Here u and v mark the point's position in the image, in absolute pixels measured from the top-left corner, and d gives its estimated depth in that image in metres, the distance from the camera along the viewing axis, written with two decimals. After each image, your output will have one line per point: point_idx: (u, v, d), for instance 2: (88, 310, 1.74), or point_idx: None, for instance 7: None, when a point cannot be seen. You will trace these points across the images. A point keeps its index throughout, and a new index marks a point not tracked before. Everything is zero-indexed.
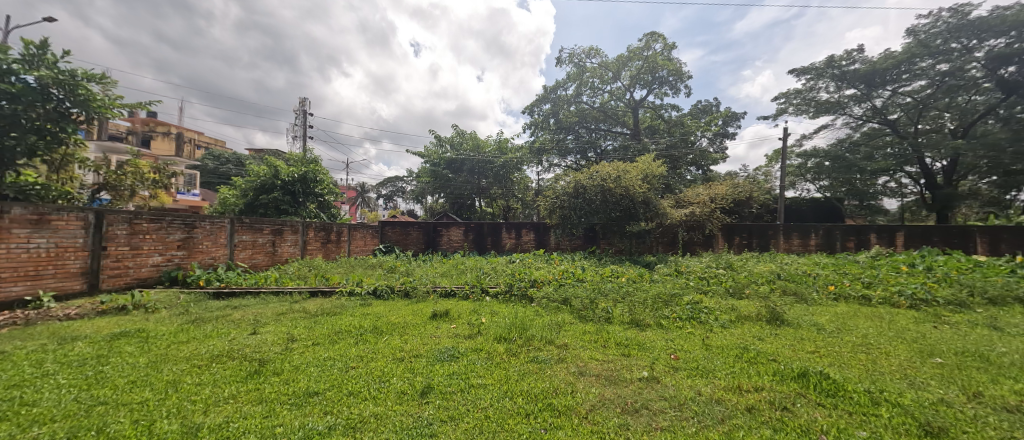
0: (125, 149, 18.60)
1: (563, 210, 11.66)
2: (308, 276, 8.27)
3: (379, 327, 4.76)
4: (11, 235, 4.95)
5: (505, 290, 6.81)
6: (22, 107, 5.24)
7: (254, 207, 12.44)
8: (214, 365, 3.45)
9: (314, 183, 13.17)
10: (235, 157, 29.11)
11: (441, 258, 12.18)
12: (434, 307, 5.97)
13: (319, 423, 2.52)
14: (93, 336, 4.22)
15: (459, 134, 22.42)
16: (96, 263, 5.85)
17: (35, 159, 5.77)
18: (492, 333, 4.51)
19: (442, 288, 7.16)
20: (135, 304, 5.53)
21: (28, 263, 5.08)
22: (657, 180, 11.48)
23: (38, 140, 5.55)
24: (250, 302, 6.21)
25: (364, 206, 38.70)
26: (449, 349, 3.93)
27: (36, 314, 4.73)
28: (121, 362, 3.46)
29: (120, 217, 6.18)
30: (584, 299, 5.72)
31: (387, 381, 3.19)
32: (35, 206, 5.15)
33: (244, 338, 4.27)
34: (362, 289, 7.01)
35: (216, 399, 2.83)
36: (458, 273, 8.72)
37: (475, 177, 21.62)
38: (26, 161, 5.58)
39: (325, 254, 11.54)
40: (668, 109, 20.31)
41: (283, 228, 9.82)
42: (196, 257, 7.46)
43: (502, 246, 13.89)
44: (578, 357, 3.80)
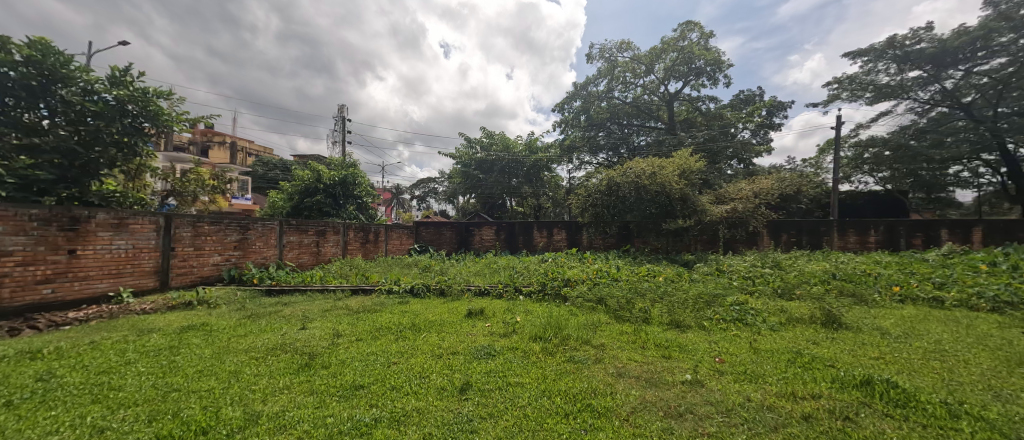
0: (186, 158, 20.29)
1: (595, 208, 11.50)
2: (350, 275, 8.63)
3: (417, 324, 4.89)
4: (97, 238, 5.49)
5: (539, 289, 6.83)
6: (105, 123, 5.84)
7: (299, 209, 13.16)
8: (269, 357, 3.69)
9: (353, 185, 13.75)
10: (282, 163, 30.95)
11: (473, 258, 12.35)
12: (468, 305, 6.08)
13: (365, 415, 2.63)
14: (165, 329, 4.62)
15: (490, 134, 22.58)
16: (165, 263, 6.40)
17: (114, 169, 6.40)
18: (527, 332, 4.53)
19: (475, 287, 7.25)
20: (199, 300, 6.01)
21: (111, 263, 5.63)
22: (695, 176, 11.05)
23: (117, 152, 6.14)
24: (299, 299, 6.59)
25: (399, 208, 40.03)
26: (485, 346, 3.99)
27: (118, 309, 5.24)
28: (189, 353, 3.77)
29: (185, 221, 6.73)
30: (620, 299, 5.61)
31: (427, 377, 3.27)
32: (116, 211, 5.69)
33: (295, 332, 4.53)
34: (400, 287, 7.24)
35: (273, 389, 3.02)
36: (490, 273, 8.78)
37: (506, 177, 21.73)
38: (107, 171, 6.20)
39: (365, 254, 12.01)
40: (706, 101, 19.46)
41: (326, 229, 10.32)
42: (249, 256, 8.02)
43: (534, 245, 13.87)
44: (616, 358, 3.73)
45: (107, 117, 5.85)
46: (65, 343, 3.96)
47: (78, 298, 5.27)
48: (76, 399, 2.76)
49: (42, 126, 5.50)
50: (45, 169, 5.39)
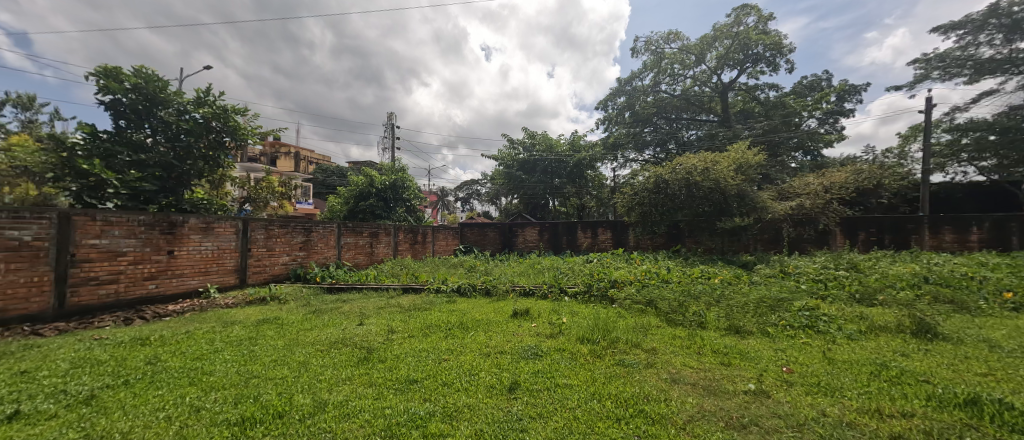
0: (256, 167, 22.27)
1: (642, 206, 11.12)
2: (400, 274, 9.03)
3: (465, 323, 5.00)
4: (190, 240, 6.17)
5: (585, 290, 6.72)
6: (194, 139, 6.64)
7: (354, 212, 13.97)
8: (333, 350, 3.95)
9: (402, 189, 14.38)
10: (338, 170, 33.05)
11: (517, 258, 12.40)
12: (515, 305, 6.12)
13: (420, 409, 2.73)
14: (245, 321, 5.10)
15: (533, 134, 22.57)
16: (243, 262, 7.04)
17: (202, 179, 7.17)
18: (575, 333, 4.47)
19: (520, 287, 7.29)
20: (271, 296, 6.58)
21: (200, 262, 6.31)
22: (753, 171, 10.35)
23: (204, 164, 6.89)
24: (356, 297, 7.00)
25: (445, 210, 41.28)
26: (533, 346, 4.00)
27: (207, 303, 5.86)
28: (265, 344, 4.13)
29: (259, 224, 7.39)
30: (672, 301, 5.37)
31: (477, 374, 3.35)
32: (204, 217, 6.37)
33: (354, 328, 4.82)
34: (448, 286, 7.45)
35: (337, 380, 3.22)
36: (533, 273, 8.76)
37: (549, 177, 21.60)
38: (197, 181, 6.95)
39: (414, 254, 12.49)
40: (766, 89, 18.13)
41: (379, 231, 10.87)
42: (313, 256, 8.64)
43: (577, 246, 13.68)
44: (669, 363, 3.58)
45: (197, 133, 6.65)
46: (165, 332, 4.50)
47: (174, 292, 5.93)
48: (177, 381, 3.12)
49: (148, 144, 6.39)
50: (150, 181, 6.14)
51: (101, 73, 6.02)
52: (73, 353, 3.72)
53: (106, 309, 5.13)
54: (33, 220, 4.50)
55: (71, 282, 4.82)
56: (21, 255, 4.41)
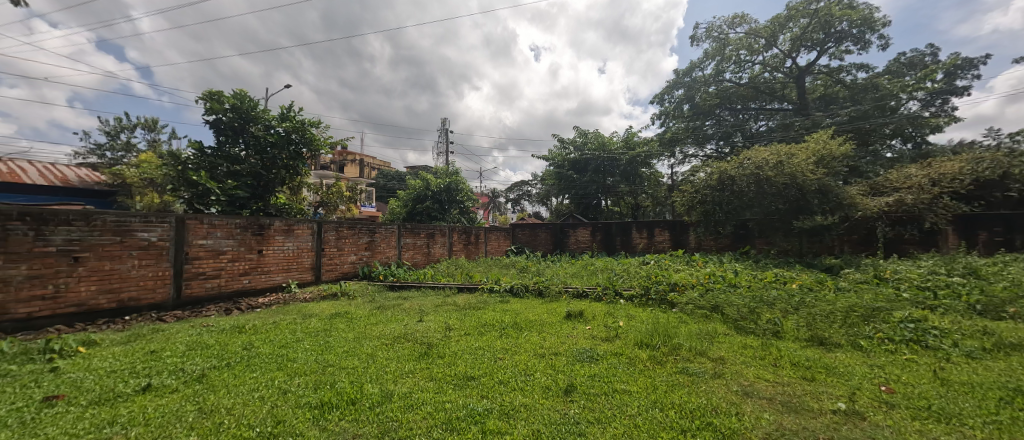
0: (326, 174, 24.17)
1: (705, 204, 10.44)
2: (456, 274, 9.25)
3: (519, 323, 4.97)
4: (275, 240, 6.80)
5: (642, 294, 6.43)
6: (279, 151, 7.36)
7: (412, 214, 14.60)
8: (396, 344, 4.12)
9: (456, 191, 14.79)
10: (398, 175, 34.87)
11: (569, 259, 12.20)
12: (568, 306, 6.00)
13: (478, 405, 2.75)
14: (320, 314, 5.49)
15: (585, 133, 22.15)
16: (317, 261, 7.62)
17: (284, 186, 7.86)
18: (632, 338, 4.27)
19: (573, 288, 7.13)
20: (342, 291, 7.03)
21: (283, 260, 6.92)
22: (838, 162, 9.30)
23: (286, 173, 7.58)
24: (415, 294, 7.28)
25: (497, 212, 42.02)
26: (588, 349, 3.88)
27: (289, 297, 6.42)
28: (336, 335, 4.41)
29: (331, 225, 7.96)
30: (741, 307, 4.96)
31: (532, 374, 3.31)
32: (286, 220, 6.98)
33: (414, 324, 5.00)
34: (501, 286, 7.48)
35: (400, 373, 3.34)
36: (587, 275, 8.54)
37: (602, 176, 21.04)
38: (280, 188, 7.66)
39: (468, 254, 12.76)
40: (852, 71, 16.25)
41: (435, 232, 11.25)
42: (377, 256, 9.13)
43: (632, 247, 13.17)
44: (741, 375, 3.29)
45: (280, 146, 7.35)
46: (256, 321, 5.00)
47: (262, 287, 6.56)
48: (268, 365, 3.44)
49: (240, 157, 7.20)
50: (243, 189, 6.88)
51: (208, 97, 6.84)
52: (188, 337, 4.25)
53: (212, 300, 5.79)
54: (159, 223, 5.18)
55: (185, 276, 5.49)
56: (149, 252, 5.07)
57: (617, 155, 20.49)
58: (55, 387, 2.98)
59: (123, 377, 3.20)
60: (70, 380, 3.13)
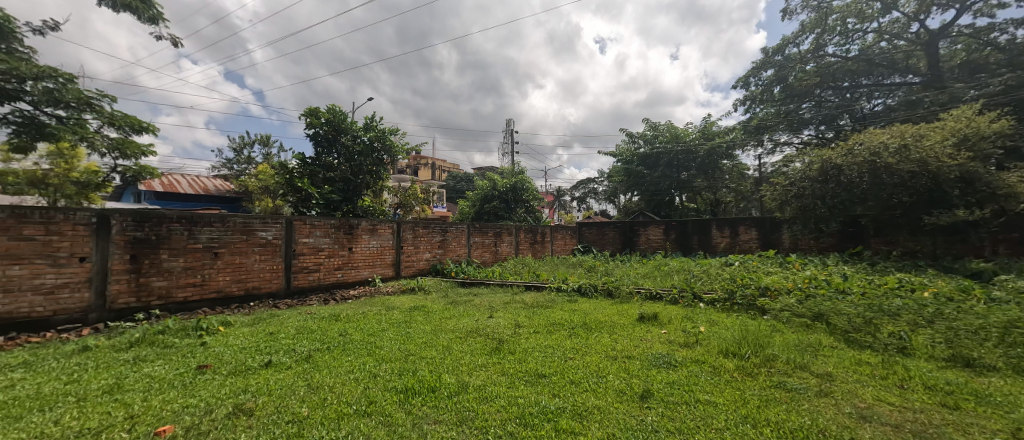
0: (401, 177, 25.70)
1: (803, 197, 9.27)
2: (523, 272, 9.26)
3: (589, 323, 4.77)
4: (362, 239, 7.73)
5: (726, 298, 5.82)
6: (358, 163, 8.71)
7: (479, 214, 14.95)
8: (469, 338, 4.16)
9: (523, 191, 14.88)
10: (465, 176, 36.05)
11: (640, 259, 11.57)
12: (641, 308, 5.65)
13: (551, 404, 2.63)
14: (401, 307, 5.80)
15: (655, 126, 21.18)
16: (397, 257, 8.39)
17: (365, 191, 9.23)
18: (715, 346, 3.86)
19: (645, 290, 6.73)
20: (418, 286, 7.43)
21: (369, 256, 7.82)
22: (989, 143, 7.67)
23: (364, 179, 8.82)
24: (484, 291, 7.42)
25: (562, 210, 41.90)
26: (665, 355, 3.57)
27: (373, 289, 7.26)
28: (414, 327, 4.59)
29: (408, 225, 8.64)
30: (853, 317, 4.27)
31: (604, 377, 3.11)
32: (371, 221, 7.87)
33: (484, 319, 5.03)
34: (568, 285, 7.30)
35: (475, 366, 3.34)
36: (659, 275, 8.01)
37: (674, 171, 19.81)
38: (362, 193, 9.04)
39: (534, 253, 12.71)
40: (1004, 30, 13.36)
41: (502, 231, 11.36)
42: (449, 254, 9.59)
43: (710, 245, 12.22)
44: (855, 394, 2.80)
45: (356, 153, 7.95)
46: (347, 311, 5.53)
47: (353, 280, 7.56)
48: (359, 350, 3.69)
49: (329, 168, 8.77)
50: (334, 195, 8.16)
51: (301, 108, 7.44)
52: (298, 322, 4.90)
53: (313, 290, 6.93)
54: (273, 224, 6.35)
55: (294, 270, 6.66)
56: (267, 248, 6.28)
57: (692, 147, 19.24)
58: (205, 358, 3.63)
59: (252, 353, 3.74)
60: (215, 353, 3.77)
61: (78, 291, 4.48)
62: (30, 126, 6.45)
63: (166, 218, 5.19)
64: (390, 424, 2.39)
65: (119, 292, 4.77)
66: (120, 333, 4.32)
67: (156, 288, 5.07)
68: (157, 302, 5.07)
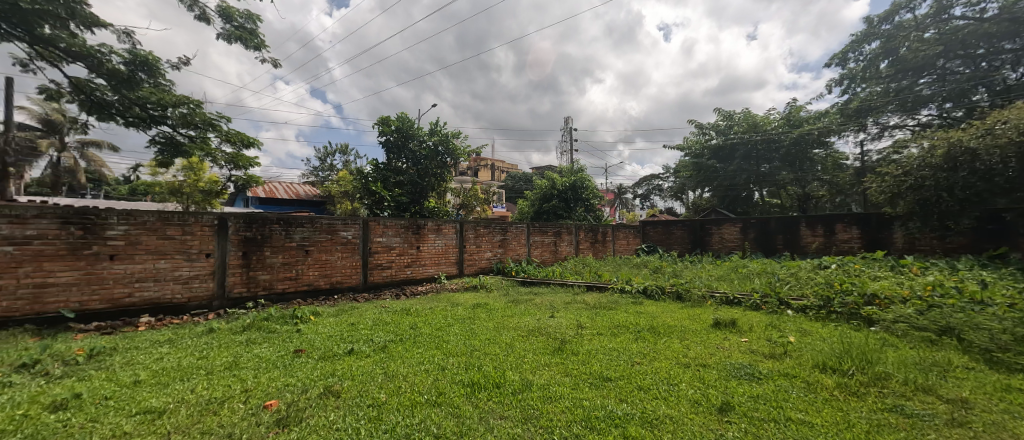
0: (463, 179, 26.61)
1: (922, 189, 8.00)
2: (584, 272, 9.19)
3: (656, 327, 4.65)
4: (430, 238, 8.19)
5: (821, 306, 5.38)
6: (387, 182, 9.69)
7: (539, 213, 15.05)
8: (531, 337, 4.26)
9: (582, 189, 14.72)
10: (524, 176, 36.33)
11: (712, 260, 10.82)
12: (715, 313, 5.36)
13: (618, 409, 2.63)
14: (464, 304, 6.09)
15: (729, 116, 19.96)
16: (460, 256, 8.78)
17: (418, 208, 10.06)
18: (808, 359, 3.59)
19: (720, 294, 6.39)
20: (481, 284, 7.75)
21: (434, 255, 8.26)
22: None
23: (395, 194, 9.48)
24: (545, 290, 7.51)
25: (623, 209, 40.82)
26: (746, 366, 3.38)
27: (437, 287, 7.66)
28: (476, 324, 4.80)
29: (470, 225, 8.98)
30: (998, 333, 3.69)
31: (677, 385, 3.03)
32: (436, 222, 8.30)
33: (546, 318, 5.12)
34: (633, 287, 7.14)
35: (537, 364, 3.44)
36: (736, 279, 7.49)
37: (753, 163, 18.61)
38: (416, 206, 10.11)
39: (595, 253, 12.52)
40: None
41: (562, 231, 11.34)
42: (509, 253, 9.82)
43: (798, 246, 11.23)
44: (1000, 427, 2.42)
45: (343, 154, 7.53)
46: (416, 306, 5.93)
47: (420, 277, 8.01)
48: (428, 343, 3.97)
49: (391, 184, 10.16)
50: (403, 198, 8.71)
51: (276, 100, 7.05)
52: (374, 314, 5.35)
53: (387, 286, 7.47)
54: (352, 224, 6.97)
55: (370, 267, 7.24)
56: (347, 247, 6.91)
57: (777, 135, 17.66)
58: (299, 343, 4.12)
59: (337, 340, 4.17)
60: (307, 339, 4.25)
61: (204, 282, 5.36)
62: (169, 145, 7.75)
63: (268, 220, 5.95)
64: (459, 415, 2.55)
65: (234, 283, 5.62)
66: (235, 319, 5.08)
67: (261, 280, 5.88)
68: (262, 293, 5.87)
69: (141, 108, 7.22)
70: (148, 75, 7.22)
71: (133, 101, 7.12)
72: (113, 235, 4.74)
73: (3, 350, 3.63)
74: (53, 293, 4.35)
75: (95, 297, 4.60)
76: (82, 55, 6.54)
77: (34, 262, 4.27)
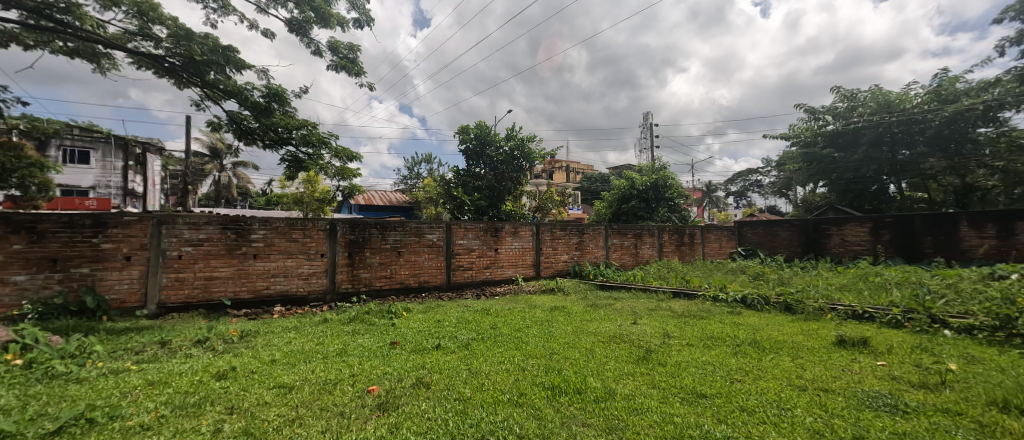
0: (541, 182, 27.16)
1: None
2: (669, 277, 8.98)
3: (760, 342, 4.32)
4: (508, 240, 8.71)
5: (997, 328, 4.39)
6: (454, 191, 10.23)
7: (618, 215, 14.91)
8: (612, 343, 4.36)
9: (664, 188, 14.25)
10: (601, 176, 35.81)
11: (832, 268, 9.81)
12: (838, 330, 4.77)
13: (716, 430, 2.40)
14: (542, 306, 6.45)
15: (853, 95, 16.14)
16: (537, 258, 9.16)
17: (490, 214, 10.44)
18: (985, 393, 2.74)
19: (843, 307, 5.74)
20: (558, 287, 8.06)
21: (512, 257, 8.76)
22: None
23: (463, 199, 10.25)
24: (625, 295, 7.53)
25: (713, 207, 38.30)
26: (886, 395, 2.79)
27: (515, 289, 8.13)
28: (553, 326, 5.10)
29: (546, 227, 9.32)
30: None
31: (791, 411, 2.65)
32: (513, 225, 8.80)
33: (628, 325, 5.22)
34: (728, 295, 6.80)
35: (621, 373, 3.41)
36: (865, 290, 6.67)
37: (886, 150, 15.00)
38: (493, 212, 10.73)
39: (681, 256, 12.04)
40: None
41: (643, 233, 11.17)
42: (586, 255, 9.97)
43: (955, 250, 9.57)
44: None
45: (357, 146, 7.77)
46: (496, 306, 6.43)
47: (500, 278, 8.57)
48: (508, 344, 4.34)
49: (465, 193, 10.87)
50: None
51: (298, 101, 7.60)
52: (457, 313, 5.94)
53: (469, 285, 8.15)
54: (437, 227, 7.74)
55: (454, 267, 7.96)
56: (434, 248, 7.69)
57: (920, 114, 13.76)
58: (394, 336, 4.78)
59: (425, 336, 4.75)
60: (400, 333, 4.91)
61: (320, 278, 6.43)
62: (295, 162, 9.23)
63: (367, 224, 6.91)
64: (541, 418, 2.59)
65: (342, 280, 6.63)
66: (343, 311, 6.00)
67: (363, 278, 6.84)
68: (364, 289, 6.83)
69: (274, 132, 8.73)
70: (279, 104, 8.72)
71: (269, 126, 8.63)
72: (255, 238, 5.93)
73: (185, 328, 4.83)
74: (217, 284, 5.63)
75: (244, 288, 5.83)
76: (231, 92, 7.81)
77: (205, 259, 5.56)
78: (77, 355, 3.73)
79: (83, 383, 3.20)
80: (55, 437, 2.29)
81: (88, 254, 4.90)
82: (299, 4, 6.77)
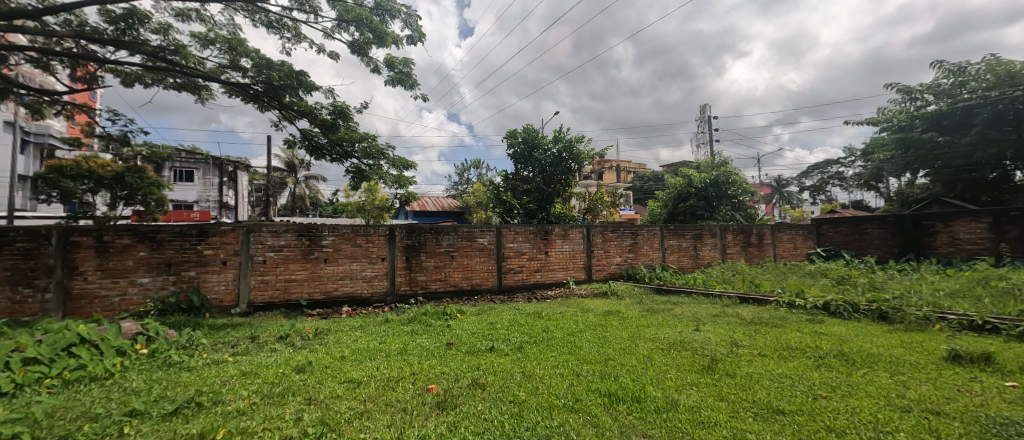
0: (593, 183, 26.78)
1: None
2: (734, 280, 8.50)
3: (849, 355, 3.86)
4: (560, 244, 8.78)
5: None
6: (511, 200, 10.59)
7: (674, 215, 14.39)
8: (673, 351, 4.25)
9: (726, 185, 13.55)
10: (655, 174, 34.55)
11: (938, 270, 8.74)
12: (950, 343, 4.14)
13: None
14: (595, 310, 6.44)
15: (962, 69, 14.04)
16: (588, 261, 9.12)
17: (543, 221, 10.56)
18: None
19: (955, 316, 5.08)
20: (612, 290, 7.97)
21: (563, 260, 8.81)
22: None
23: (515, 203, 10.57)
24: (686, 300, 7.27)
25: (784, 204, 35.50)
26: (1018, 421, 2.36)
27: (567, 292, 8.17)
28: (610, 332, 5.09)
29: (598, 230, 9.27)
30: None
31: (891, 434, 2.35)
32: (564, 227, 8.88)
33: (690, 332, 5.05)
34: (806, 302, 6.30)
35: (683, 383, 3.28)
36: (985, 298, 5.81)
37: (1007, 131, 12.59)
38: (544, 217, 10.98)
39: (747, 258, 11.33)
40: None
41: (702, 233, 10.70)
42: (641, 258, 9.76)
43: None
44: None
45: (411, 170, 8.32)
46: (548, 310, 6.52)
47: (551, 281, 8.66)
48: (562, 348, 4.42)
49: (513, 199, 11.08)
50: None
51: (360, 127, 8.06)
52: (509, 316, 6.13)
53: (520, 288, 8.31)
54: (489, 231, 8.00)
55: (505, 271, 8.17)
56: (485, 251, 7.94)
57: None
58: (450, 337, 5.04)
59: (480, 338, 4.96)
60: (456, 334, 5.18)
61: (382, 281, 6.91)
62: (356, 173, 9.96)
63: (423, 229, 7.31)
64: (598, 425, 2.60)
65: (401, 282, 7.09)
66: (402, 312, 6.41)
67: (419, 280, 7.25)
68: (421, 291, 7.25)
69: (339, 145, 9.49)
70: (344, 121, 9.50)
71: (336, 141, 9.41)
72: (325, 243, 6.51)
73: (270, 325, 5.44)
74: (294, 286, 6.27)
75: (316, 289, 6.42)
76: (303, 111, 8.65)
77: (285, 264, 6.21)
78: (188, 347, 4.36)
79: (193, 371, 3.72)
80: (174, 416, 2.72)
81: (194, 259, 5.66)
82: (359, 28, 7.36)
